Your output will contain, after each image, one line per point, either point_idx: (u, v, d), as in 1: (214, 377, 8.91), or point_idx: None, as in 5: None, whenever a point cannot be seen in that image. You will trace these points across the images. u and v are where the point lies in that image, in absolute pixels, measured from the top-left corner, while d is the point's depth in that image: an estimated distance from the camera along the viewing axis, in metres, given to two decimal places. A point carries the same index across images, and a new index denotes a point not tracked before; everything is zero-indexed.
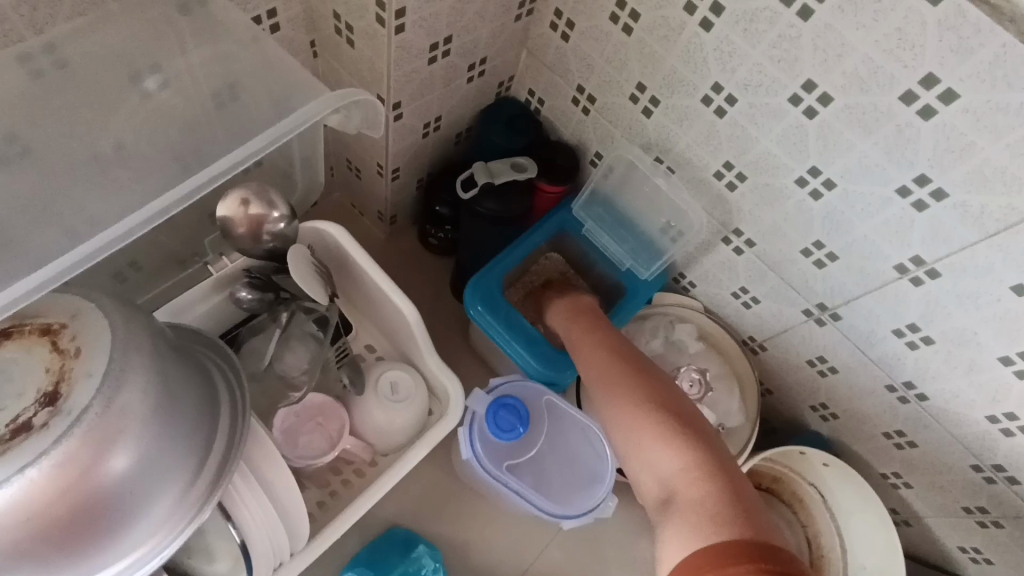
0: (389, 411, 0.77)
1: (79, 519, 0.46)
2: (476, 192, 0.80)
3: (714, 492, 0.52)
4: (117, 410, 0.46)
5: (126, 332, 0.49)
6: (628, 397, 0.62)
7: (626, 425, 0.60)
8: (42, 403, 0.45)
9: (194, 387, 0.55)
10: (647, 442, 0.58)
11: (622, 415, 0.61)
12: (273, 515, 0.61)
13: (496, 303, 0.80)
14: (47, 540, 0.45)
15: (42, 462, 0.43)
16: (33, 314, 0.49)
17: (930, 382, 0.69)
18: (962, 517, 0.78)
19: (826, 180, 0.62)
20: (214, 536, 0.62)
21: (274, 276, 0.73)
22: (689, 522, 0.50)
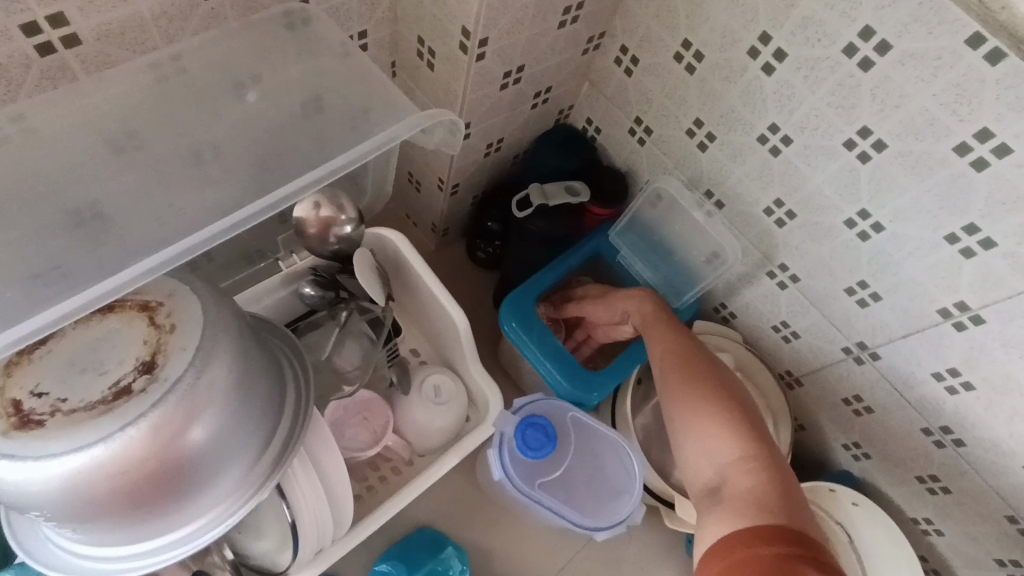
0: (430, 413, 0.81)
1: (165, 475, 0.50)
2: (530, 211, 0.83)
3: (768, 482, 0.55)
4: (204, 379, 0.51)
5: (216, 313, 0.54)
6: (693, 385, 0.63)
7: (686, 409, 0.61)
8: (140, 370, 0.50)
9: (268, 370, 0.59)
10: (705, 425, 0.60)
11: (683, 397, 0.62)
12: (323, 499, 0.64)
13: (532, 324, 0.82)
14: (136, 494, 0.50)
15: (140, 423, 0.48)
16: (135, 292, 0.54)
17: (968, 429, 0.69)
18: (994, 569, 0.77)
19: (874, 223, 0.64)
20: (265, 513, 0.66)
21: (339, 276, 0.80)
22: (733, 507, 0.53)
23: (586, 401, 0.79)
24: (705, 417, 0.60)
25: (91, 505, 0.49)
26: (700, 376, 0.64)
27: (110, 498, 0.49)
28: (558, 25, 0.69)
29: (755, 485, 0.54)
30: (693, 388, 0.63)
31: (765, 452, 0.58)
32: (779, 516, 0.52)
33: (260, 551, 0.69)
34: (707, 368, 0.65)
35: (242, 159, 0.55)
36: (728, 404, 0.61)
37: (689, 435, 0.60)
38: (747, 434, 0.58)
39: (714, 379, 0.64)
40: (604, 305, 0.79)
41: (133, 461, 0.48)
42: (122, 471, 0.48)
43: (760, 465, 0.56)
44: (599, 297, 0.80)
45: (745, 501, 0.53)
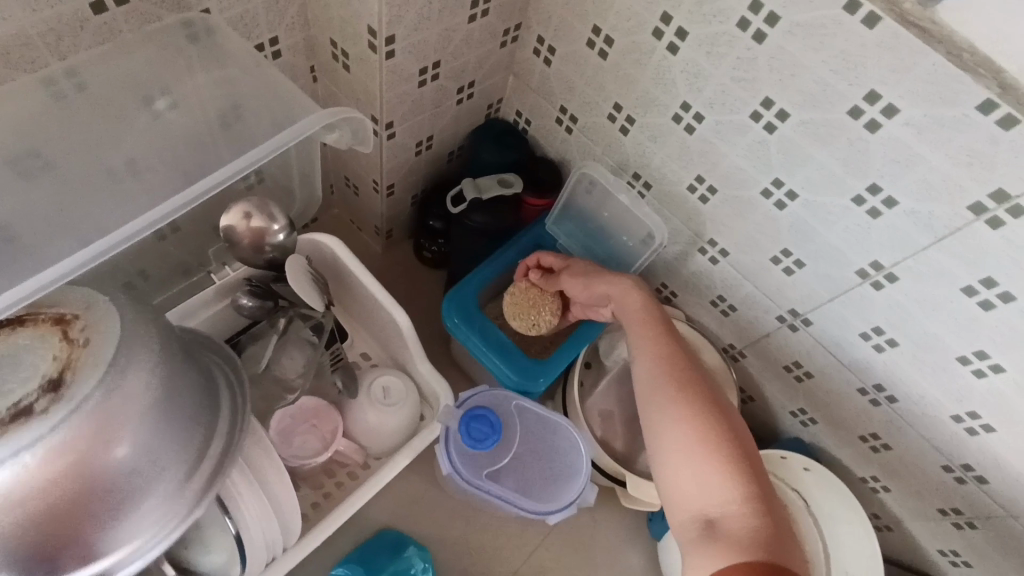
0: (382, 414, 0.81)
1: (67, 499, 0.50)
2: (466, 206, 0.84)
3: (764, 516, 0.51)
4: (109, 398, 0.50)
5: (133, 323, 0.53)
6: (689, 401, 0.58)
7: (680, 430, 0.56)
8: (43, 389, 0.47)
9: (192, 384, 0.58)
10: (702, 448, 0.55)
11: (675, 417, 0.57)
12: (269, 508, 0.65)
13: (475, 318, 0.82)
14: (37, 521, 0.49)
15: (44, 448, 0.46)
16: (50, 304, 0.51)
17: (898, 384, 0.71)
18: (938, 519, 0.80)
19: (788, 191, 0.65)
20: (209, 526, 0.65)
21: (273, 284, 0.79)
22: (732, 543, 0.49)
23: (531, 390, 0.79)
24: (702, 442, 0.55)
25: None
26: (692, 392, 0.59)
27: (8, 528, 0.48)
28: (468, 19, 0.70)
29: (754, 521, 0.50)
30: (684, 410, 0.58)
31: (758, 479, 0.54)
32: (777, 555, 0.48)
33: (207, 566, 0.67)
34: (697, 381, 0.60)
35: (147, 171, 0.55)
36: (725, 423, 0.57)
37: (682, 457, 0.55)
38: (742, 457, 0.54)
39: (708, 395, 0.59)
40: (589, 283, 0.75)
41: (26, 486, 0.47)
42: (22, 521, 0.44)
43: (758, 496, 0.52)
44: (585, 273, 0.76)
45: (746, 539, 0.49)
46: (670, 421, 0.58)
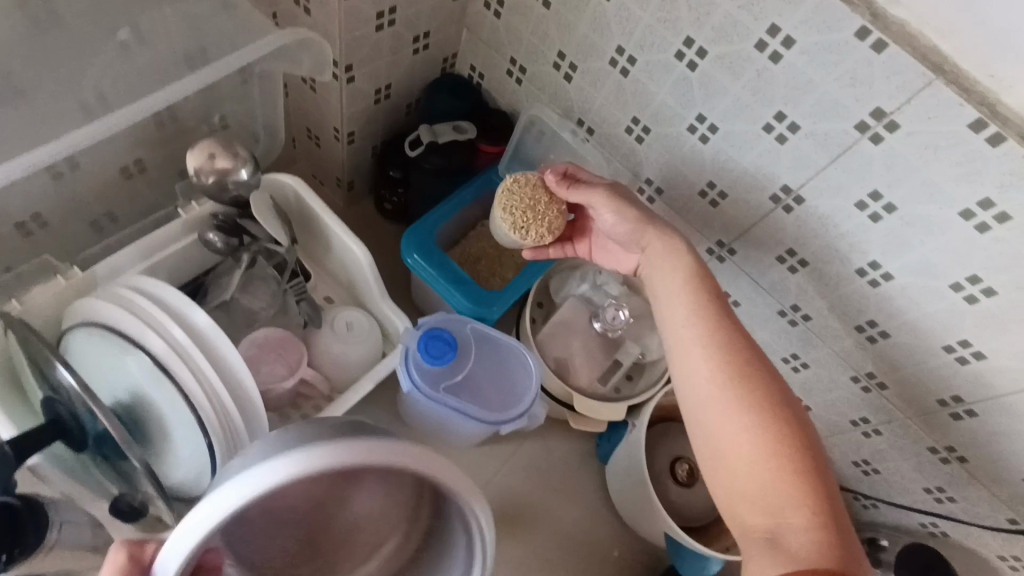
0: (345, 346, 0.87)
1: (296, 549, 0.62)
2: (422, 150, 0.90)
3: (823, 527, 0.51)
4: (292, 465, 0.47)
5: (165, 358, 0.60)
6: (751, 404, 0.58)
7: (740, 438, 0.57)
8: None
9: None
10: (764, 457, 0.55)
11: (739, 421, 0.57)
12: (234, 422, 0.70)
13: (432, 254, 0.88)
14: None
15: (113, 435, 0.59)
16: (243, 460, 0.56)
17: (810, 302, 0.80)
18: (851, 430, 0.90)
19: (710, 125, 0.73)
20: (178, 436, 0.71)
21: (239, 220, 0.83)
22: (795, 558, 0.49)
23: (486, 317, 0.85)
24: (776, 458, 0.55)
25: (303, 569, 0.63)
26: (756, 395, 0.58)
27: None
28: None
29: (817, 538, 0.51)
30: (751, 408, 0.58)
31: (820, 483, 0.54)
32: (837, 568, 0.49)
33: (179, 479, 0.74)
34: (765, 388, 0.59)
35: None
36: (785, 425, 0.56)
37: (742, 465, 0.56)
38: (800, 461, 0.55)
39: (767, 395, 0.58)
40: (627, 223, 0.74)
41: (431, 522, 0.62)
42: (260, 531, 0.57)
43: (820, 505, 0.52)
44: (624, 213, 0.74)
45: (807, 555, 0.49)
46: (734, 425, 0.58)
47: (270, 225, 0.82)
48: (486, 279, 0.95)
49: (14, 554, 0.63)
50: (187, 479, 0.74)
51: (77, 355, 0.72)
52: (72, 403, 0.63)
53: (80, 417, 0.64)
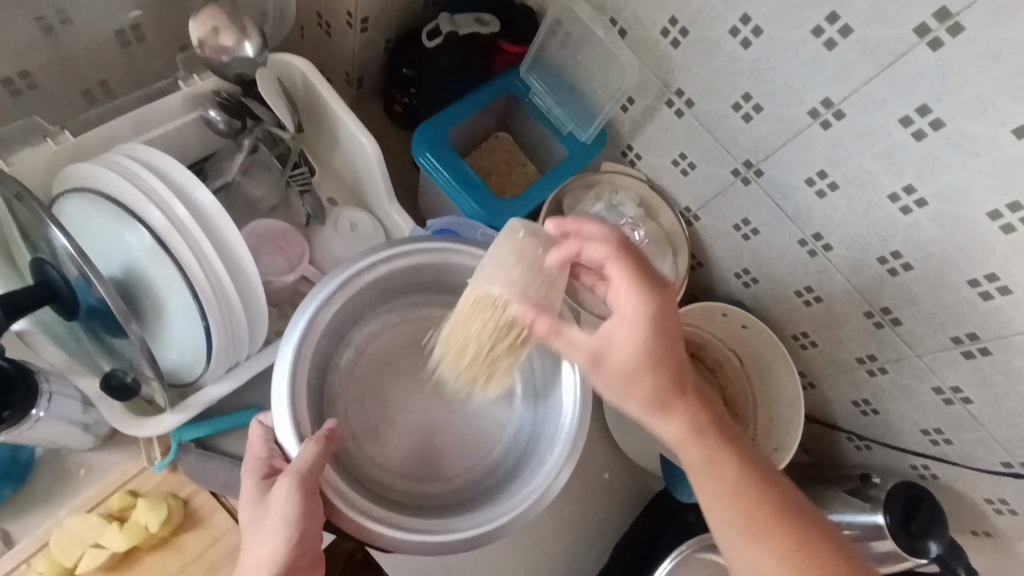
0: (348, 245, 0.84)
1: (397, 337, 0.77)
2: (441, 40, 0.85)
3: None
4: (446, 247, 0.69)
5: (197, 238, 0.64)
6: (727, 485, 0.55)
7: (729, 519, 0.54)
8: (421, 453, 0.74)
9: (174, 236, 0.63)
10: (757, 534, 0.53)
11: (715, 503, 0.55)
12: (231, 308, 0.67)
13: (445, 154, 0.83)
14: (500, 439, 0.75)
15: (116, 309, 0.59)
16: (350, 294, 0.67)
17: (833, 231, 0.77)
18: (855, 368, 0.89)
19: (754, 27, 0.69)
20: (174, 320, 0.68)
21: (243, 100, 0.79)
22: None
23: (496, 226, 0.82)
24: (749, 503, 0.54)
25: (397, 351, 0.77)
26: (727, 470, 0.55)
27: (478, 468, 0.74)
28: None
29: None
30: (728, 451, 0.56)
31: (814, 537, 0.53)
32: None
33: (172, 363, 0.72)
34: (735, 455, 0.56)
35: None
36: (761, 491, 0.54)
37: (738, 545, 0.53)
38: (791, 519, 0.53)
39: (741, 463, 0.56)
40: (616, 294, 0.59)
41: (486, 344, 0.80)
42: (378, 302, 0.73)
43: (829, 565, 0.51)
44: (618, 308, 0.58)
45: None
46: (715, 499, 0.55)
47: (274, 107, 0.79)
48: (497, 191, 0.95)
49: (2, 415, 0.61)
50: (180, 365, 0.72)
51: (73, 218, 0.68)
52: (62, 266, 0.60)
53: (71, 282, 0.60)
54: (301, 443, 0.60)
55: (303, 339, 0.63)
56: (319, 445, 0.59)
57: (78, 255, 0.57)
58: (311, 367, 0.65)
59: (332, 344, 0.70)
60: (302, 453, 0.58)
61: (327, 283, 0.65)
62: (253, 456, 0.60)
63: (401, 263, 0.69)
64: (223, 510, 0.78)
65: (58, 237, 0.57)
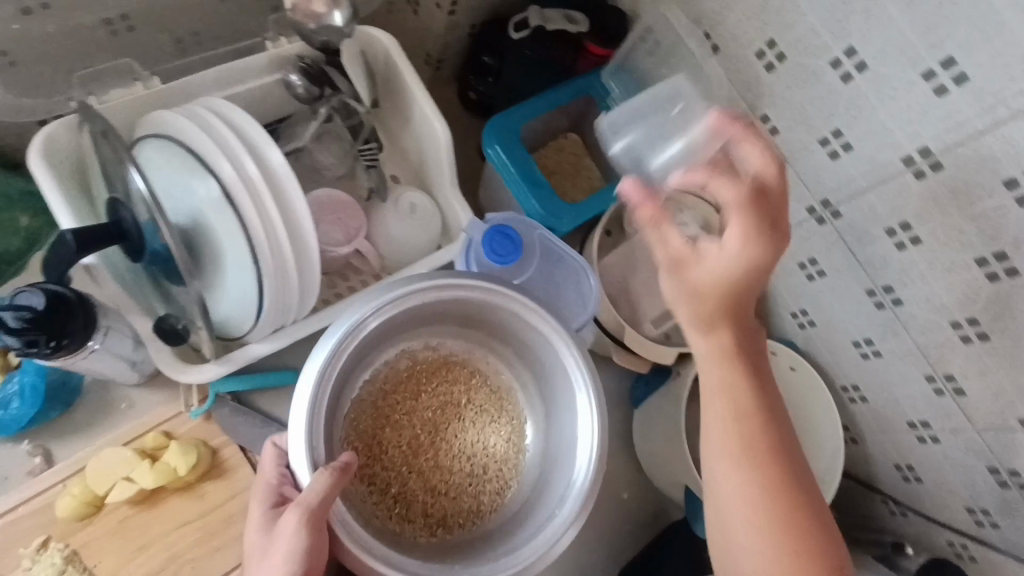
0: (404, 227, 0.84)
1: (402, 361, 0.80)
2: (528, 33, 0.85)
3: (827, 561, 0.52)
4: (483, 287, 0.67)
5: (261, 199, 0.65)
6: (753, 455, 0.52)
7: (742, 485, 0.53)
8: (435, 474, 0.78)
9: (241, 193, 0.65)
10: (772, 505, 0.52)
11: (738, 475, 0.53)
12: (286, 271, 0.68)
13: (514, 150, 0.82)
14: (508, 479, 0.79)
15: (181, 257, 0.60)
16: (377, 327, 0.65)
17: (906, 286, 0.73)
18: (904, 432, 0.84)
19: (859, 62, 0.65)
20: (229, 276, 0.69)
21: (325, 67, 0.79)
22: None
23: (557, 229, 0.81)
24: (767, 484, 0.52)
25: (405, 383, 0.80)
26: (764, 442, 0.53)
27: (484, 506, 0.77)
28: None
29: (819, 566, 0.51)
30: (747, 414, 0.53)
31: (816, 521, 0.53)
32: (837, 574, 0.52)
33: (221, 318, 0.73)
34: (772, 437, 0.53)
35: None
36: (783, 466, 0.53)
37: (754, 511, 0.52)
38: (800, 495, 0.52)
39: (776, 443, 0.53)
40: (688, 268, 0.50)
41: (499, 377, 0.84)
42: (393, 330, 0.75)
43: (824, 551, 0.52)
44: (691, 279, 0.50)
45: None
46: (740, 472, 0.52)
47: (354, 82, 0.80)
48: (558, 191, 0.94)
49: (61, 344, 0.62)
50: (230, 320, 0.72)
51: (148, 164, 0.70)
52: (134, 207, 0.61)
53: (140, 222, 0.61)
54: (313, 473, 0.59)
55: (327, 366, 0.61)
56: (330, 478, 0.57)
57: (148, 199, 0.58)
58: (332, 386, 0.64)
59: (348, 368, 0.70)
60: (312, 484, 0.57)
61: (354, 318, 0.63)
62: (265, 481, 0.62)
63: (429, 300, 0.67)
64: (248, 467, 0.80)
65: (132, 178, 0.59)
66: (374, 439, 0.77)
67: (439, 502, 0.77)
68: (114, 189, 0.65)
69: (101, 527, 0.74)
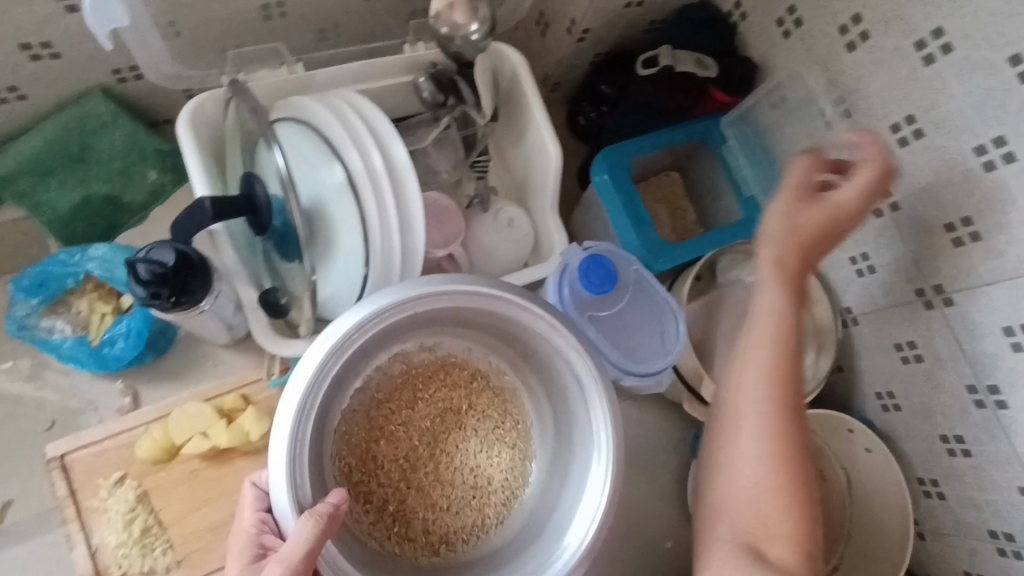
0: (499, 239, 0.86)
1: (396, 366, 0.77)
2: (656, 71, 0.85)
3: (792, 487, 0.61)
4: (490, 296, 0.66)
5: (378, 191, 0.68)
6: (773, 373, 0.64)
7: (759, 394, 0.64)
8: (437, 488, 0.75)
9: (362, 183, 0.67)
10: (774, 418, 0.63)
11: (757, 377, 0.65)
12: (389, 265, 0.70)
13: (622, 182, 0.83)
14: (515, 489, 0.78)
15: (300, 231, 0.63)
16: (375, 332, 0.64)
17: (1016, 389, 0.69)
18: (983, 541, 0.79)
19: (1007, 152, 0.62)
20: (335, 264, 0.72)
21: (455, 78, 0.82)
22: (772, 489, 0.61)
23: (653, 266, 0.81)
24: (776, 393, 0.64)
25: (401, 391, 0.76)
26: (785, 360, 0.65)
27: (489, 519, 0.76)
28: None
29: (781, 485, 0.61)
30: (774, 381, 0.65)
31: (798, 446, 0.63)
32: (804, 509, 0.61)
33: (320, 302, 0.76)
34: (793, 368, 0.65)
35: None
36: (791, 387, 0.64)
37: (754, 418, 0.64)
38: (796, 419, 0.64)
39: (792, 373, 0.65)
40: (806, 203, 0.68)
41: (502, 379, 0.81)
42: (391, 334, 0.72)
43: (796, 476, 0.62)
44: (771, 243, 0.68)
45: (777, 497, 0.61)
46: (757, 384, 0.65)
47: (480, 98, 0.84)
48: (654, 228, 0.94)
49: (180, 301, 0.65)
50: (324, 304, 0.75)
51: None
52: (268, 184, 0.65)
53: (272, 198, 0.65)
54: (297, 517, 0.58)
55: (316, 379, 0.60)
56: (315, 528, 0.56)
57: (284, 179, 0.61)
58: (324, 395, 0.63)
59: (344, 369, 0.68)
60: (295, 535, 0.56)
61: (344, 333, 0.61)
62: (243, 531, 0.63)
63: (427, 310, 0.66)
64: None
65: (271, 157, 0.62)
66: (366, 449, 0.73)
67: (442, 518, 0.75)
68: (249, 165, 0.69)
69: (173, 474, 0.78)
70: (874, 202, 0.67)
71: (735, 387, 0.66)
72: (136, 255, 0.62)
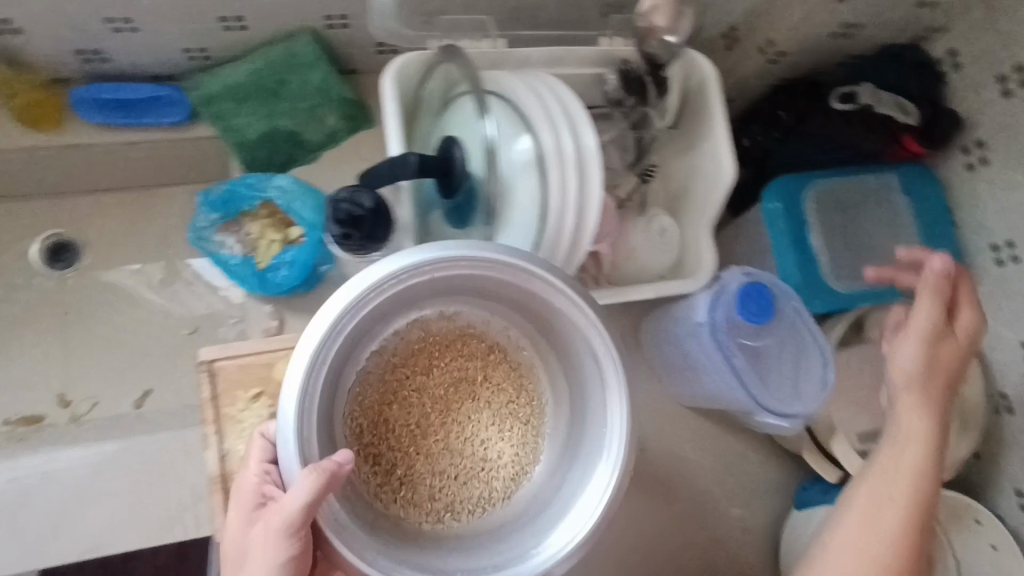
0: (648, 244, 0.85)
1: (413, 332, 0.70)
2: (855, 108, 0.84)
3: (909, 554, 0.65)
4: (518, 265, 0.58)
5: (566, 173, 0.68)
6: (916, 448, 0.69)
7: (901, 465, 0.69)
8: (459, 471, 0.69)
9: (551, 163, 0.68)
10: (908, 489, 0.68)
11: (904, 451, 0.69)
12: (556, 248, 0.70)
13: (795, 211, 0.80)
14: (524, 465, 0.70)
15: None
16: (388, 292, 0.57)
17: None
18: None
19: None
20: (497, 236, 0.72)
21: (643, 77, 0.81)
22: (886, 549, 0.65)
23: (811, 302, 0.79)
24: (919, 472, 0.68)
25: (419, 356, 0.70)
26: (931, 442, 0.69)
27: (496, 493, 0.69)
28: None
29: (900, 553, 0.65)
30: (923, 455, 0.69)
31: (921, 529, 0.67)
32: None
33: None
34: (933, 447, 0.69)
35: None
36: (933, 470, 0.69)
37: (886, 479, 0.68)
38: (929, 502, 0.68)
39: (932, 456, 0.69)
40: (938, 339, 0.70)
41: (520, 353, 0.73)
42: (405, 300, 0.65)
43: (912, 550, 0.66)
44: (920, 341, 0.70)
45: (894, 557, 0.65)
46: (900, 456, 0.69)
47: (666, 99, 0.85)
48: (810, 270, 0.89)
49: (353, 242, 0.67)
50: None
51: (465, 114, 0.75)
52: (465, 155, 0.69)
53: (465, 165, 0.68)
54: (300, 471, 0.54)
55: (325, 344, 0.55)
56: (318, 482, 0.53)
57: (492, 153, 0.67)
58: (335, 360, 0.58)
59: (363, 330, 0.63)
60: (296, 490, 0.53)
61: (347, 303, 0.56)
62: (246, 481, 0.60)
63: (439, 275, 0.59)
64: None
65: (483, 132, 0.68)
66: (374, 419, 0.67)
67: (455, 491, 0.68)
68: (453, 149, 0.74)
69: None
70: (982, 309, 0.72)
71: (856, 503, 0.68)
72: (350, 188, 0.66)
